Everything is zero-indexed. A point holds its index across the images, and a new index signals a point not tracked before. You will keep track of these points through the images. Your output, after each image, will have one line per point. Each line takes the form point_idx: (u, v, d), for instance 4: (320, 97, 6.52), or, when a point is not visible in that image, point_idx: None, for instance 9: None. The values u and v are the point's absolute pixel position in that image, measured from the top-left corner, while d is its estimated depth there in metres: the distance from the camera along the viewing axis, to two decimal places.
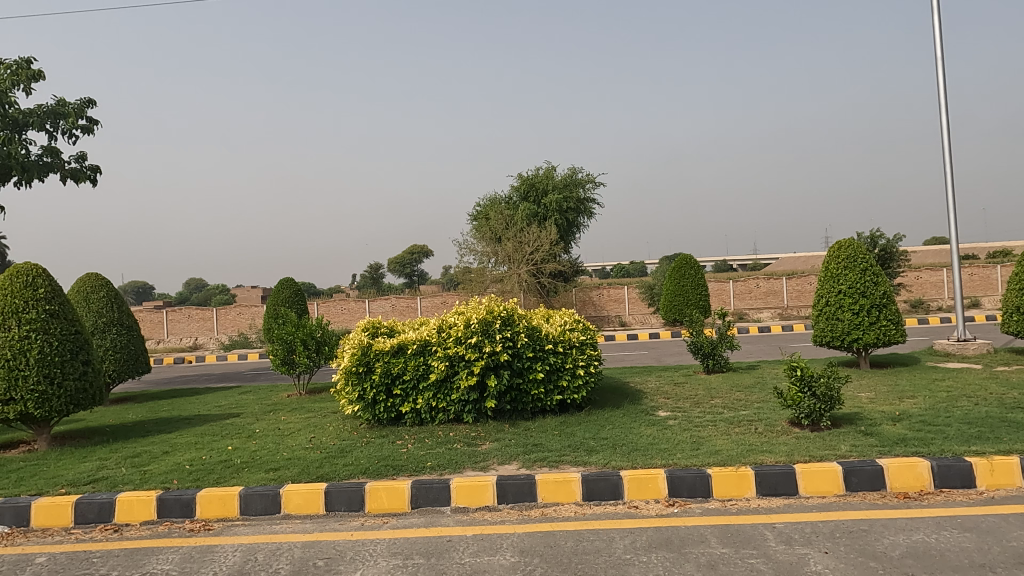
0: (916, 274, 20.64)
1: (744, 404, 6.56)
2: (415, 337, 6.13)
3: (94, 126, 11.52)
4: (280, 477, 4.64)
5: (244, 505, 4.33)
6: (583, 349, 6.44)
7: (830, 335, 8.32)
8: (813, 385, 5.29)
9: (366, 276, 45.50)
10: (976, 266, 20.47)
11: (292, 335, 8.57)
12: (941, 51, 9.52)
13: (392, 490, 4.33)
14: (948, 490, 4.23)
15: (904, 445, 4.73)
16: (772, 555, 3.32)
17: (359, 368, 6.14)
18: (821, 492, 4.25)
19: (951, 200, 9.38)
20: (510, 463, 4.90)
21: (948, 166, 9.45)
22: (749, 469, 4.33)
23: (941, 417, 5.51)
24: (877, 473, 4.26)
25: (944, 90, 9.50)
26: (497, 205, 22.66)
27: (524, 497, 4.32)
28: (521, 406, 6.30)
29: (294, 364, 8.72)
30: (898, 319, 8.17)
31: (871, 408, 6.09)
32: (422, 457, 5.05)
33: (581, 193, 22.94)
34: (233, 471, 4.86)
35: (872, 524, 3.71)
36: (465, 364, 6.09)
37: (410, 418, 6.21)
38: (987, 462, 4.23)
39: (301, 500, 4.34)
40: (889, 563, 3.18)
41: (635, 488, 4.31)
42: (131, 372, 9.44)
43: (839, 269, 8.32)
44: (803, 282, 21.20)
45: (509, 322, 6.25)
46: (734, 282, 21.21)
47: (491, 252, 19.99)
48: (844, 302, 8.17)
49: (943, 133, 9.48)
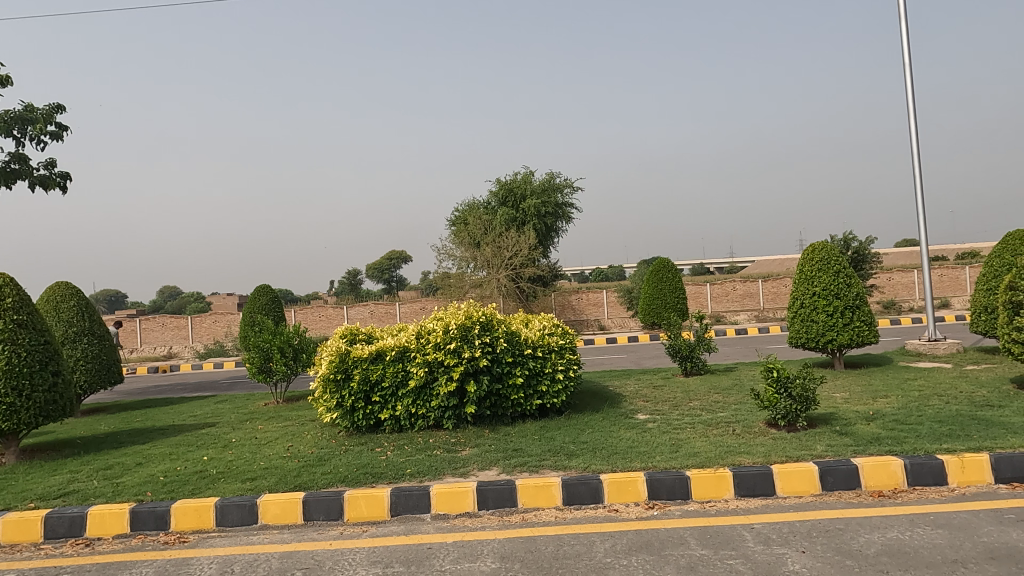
0: (887, 276, 21.10)
1: (722, 406, 6.62)
2: (394, 343, 6.12)
3: (63, 132, 11.26)
4: (257, 488, 4.57)
5: (220, 516, 4.25)
6: (562, 354, 6.48)
7: (805, 337, 8.43)
8: (789, 386, 5.36)
9: (344, 282, 44.99)
10: (945, 268, 20.98)
11: (269, 343, 8.46)
12: (908, 55, 9.75)
13: (371, 498, 4.29)
14: (921, 487, 4.30)
15: (879, 444, 4.80)
16: (751, 556, 3.35)
17: (336, 376, 6.10)
18: (798, 492, 4.30)
19: (921, 202, 9.58)
20: (490, 468, 4.88)
21: (916, 169, 9.65)
22: (727, 471, 4.36)
23: (914, 416, 5.60)
24: (853, 472, 4.32)
25: (911, 96, 9.71)
26: (475, 210, 22.63)
27: (504, 503, 4.31)
28: (501, 411, 6.28)
29: (272, 372, 8.57)
30: (872, 320, 8.30)
31: (846, 408, 6.17)
32: (402, 464, 5.01)
33: (559, 198, 23.00)
34: (209, 482, 4.78)
35: (848, 523, 3.76)
36: (444, 370, 6.07)
37: (389, 425, 6.15)
38: (958, 460, 4.31)
39: (278, 510, 4.27)
40: (865, 561, 3.22)
41: (615, 491, 4.32)
42: (102, 383, 9.24)
43: (814, 272, 8.44)
44: (779, 284, 21.47)
45: (488, 327, 6.25)
46: (711, 285, 21.48)
47: (470, 257, 19.84)
48: (819, 304, 8.29)
49: (911, 135, 9.68)
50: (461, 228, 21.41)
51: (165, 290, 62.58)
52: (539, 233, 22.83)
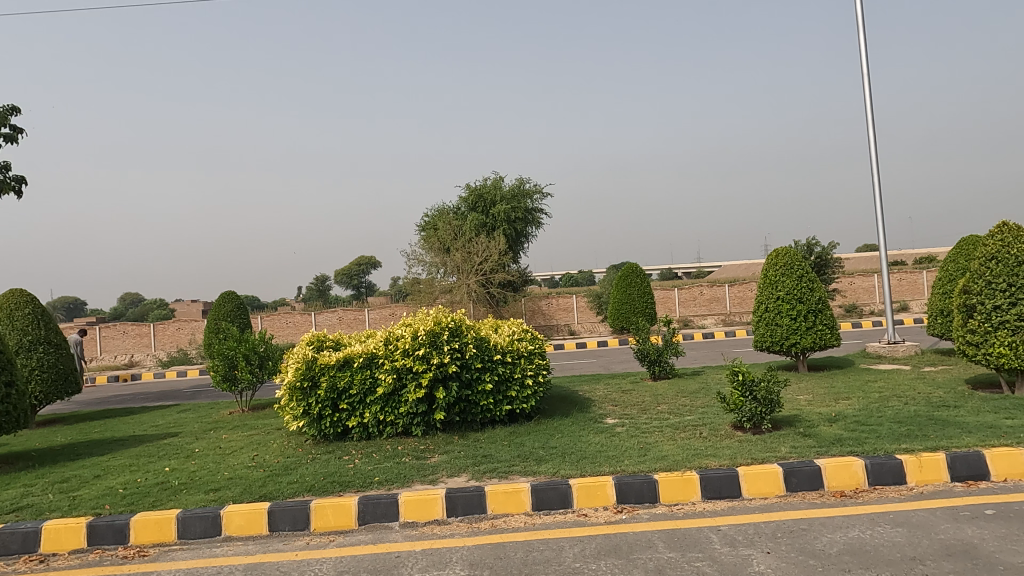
0: (849, 280, 21.64)
1: (689, 409, 6.70)
2: (361, 350, 6.06)
3: (18, 135, 10.93)
4: (221, 499, 4.47)
5: (182, 528, 4.15)
6: (531, 359, 6.49)
7: (770, 340, 8.58)
8: (755, 389, 5.44)
9: (312, 288, 44.44)
10: (903, 272, 21.62)
11: (233, 350, 8.30)
12: (866, 66, 10.04)
13: (338, 507, 4.23)
14: (881, 487, 4.41)
15: (841, 445, 4.91)
16: (717, 558, 3.39)
17: (303, 383, 6.01)
18: (763, 493, 4.37)
19: (880, 208, 9.84)
20: (459, 475, 4.86)
21: (874, 176, 9.92)
22: (694, 473, 4.41)
23: (875, 417, 5.74)
24: (816, 472, 4.41)
25: (870, 105, 9.97)
26: (445, 216, 22.57)
27: (473, 510, 4.29)
28: (470, 417, 6.26)
29: (236, 381, 8.42)
30: (834, 324, 8.49)
31: (810, 410, 6.30)
32: (370, 472, 4.96)
33: (529, 204, 23.05)
34: (171, 493, 4.67)
35: (811, 523, 3.83)
36: (413, 377, 6.02)
37: (357, 433, 6.08)
38: (916, 459, 4.43)
39: (242, 521, 4.18)
40: (828, 561, 3.28)
41: (584, 496, 4.33)
42: (59, 393, 8.95)
43: (778, 277, 8.61)
44: (745, 289, 21.85)
45: (458, 333, 6.22)
46: (679, 290, 21.76)
47: (440, 262, 19.75)
48: (783, 308, 8.45)
49: (870, 142, 9.94)
50: (430, 233, 21.31)
51: (127, 297, 61.14)
52: (509, 239, 22.83)
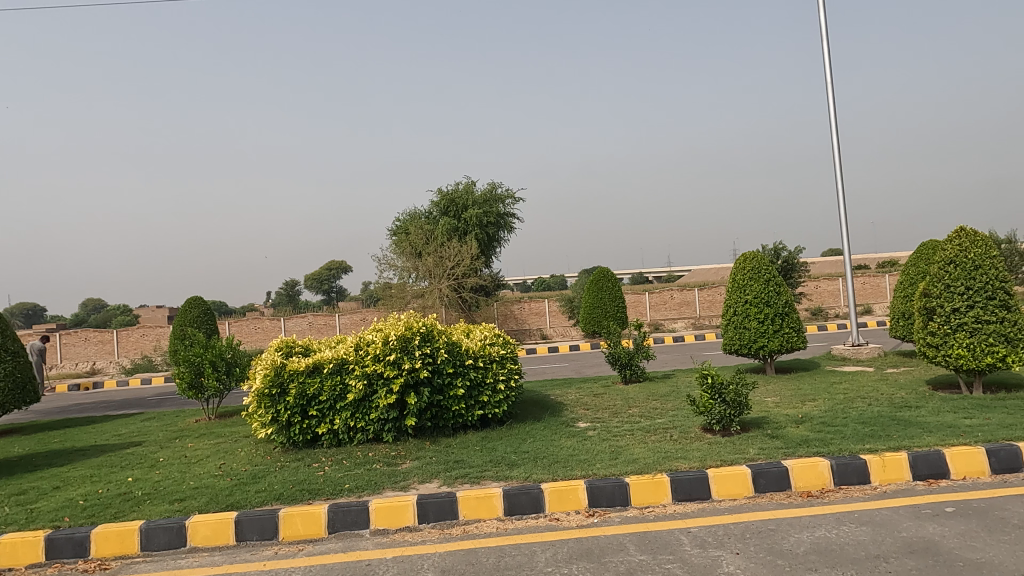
0: (815, 284, 22.08)
1: (660, 412, 6.76)
2: (331, 355, 6.00)
3: None
4: (186, 509, 4.38)
5: (146, 540, 4.05)
6: (503, 364, 6.49)
7: (739, 343, 8.71)
8: (724, 392, 5.52)
9: (282, 294, 43.84)
10: (867, 276, 22.13)
11: (200, 356, 8.14)
12: (829, 74, 10.28)
13: (308, 515, 4.16)
14: (847, 486, 4.49)
15: (807, 446, 5.00)
16: (687, 559, 3.42)
17: (272, 390, 5.91)
18: (732, 494, 4.42)
19: (844, 213, 10.07)
20: (430, 481, 4.82)
21: (838, 183, 10.15)
22: (665, 476, 4.44)
23: (840, 418, 5.86)
24: (784, 473, 4.48)
25: (834, 113, 10.21)
26: (417, 220, 22.47)
27: (445, 516, 4.26)
28: (442, 422, 6.22)
29: (203, 388, 8.26)
30: (800, 327, 8.65)
31: (777, 411, 6.41)
32: (340, 479, 4.90)
33: (501, 208, 23.07)
34: (134, 504, 4.55)
35: (779, 523, 3.89)
36: (383, 383, 5.97)
37: (327, 439, 6.00)
38: (880, 459, 4.53)
39: (208, 531, 4.09)
40: (795, 560, 3.33)
41: (555, 500, 4.33)
42: (16, 403, 8.67)
43: (746, 281, 8.74)
44: (714, 293, 22.14)
45: (429, 338, 6.19)
46: (649, 294, 21.95)
47: (411, 267, 19.61)
48: (751, 312, 8.58)
49: (833, 149, 10.18)
50: (402, 237, 21.17)
51: (90, 303, 59.61)
52: (481, 243, 22.80)
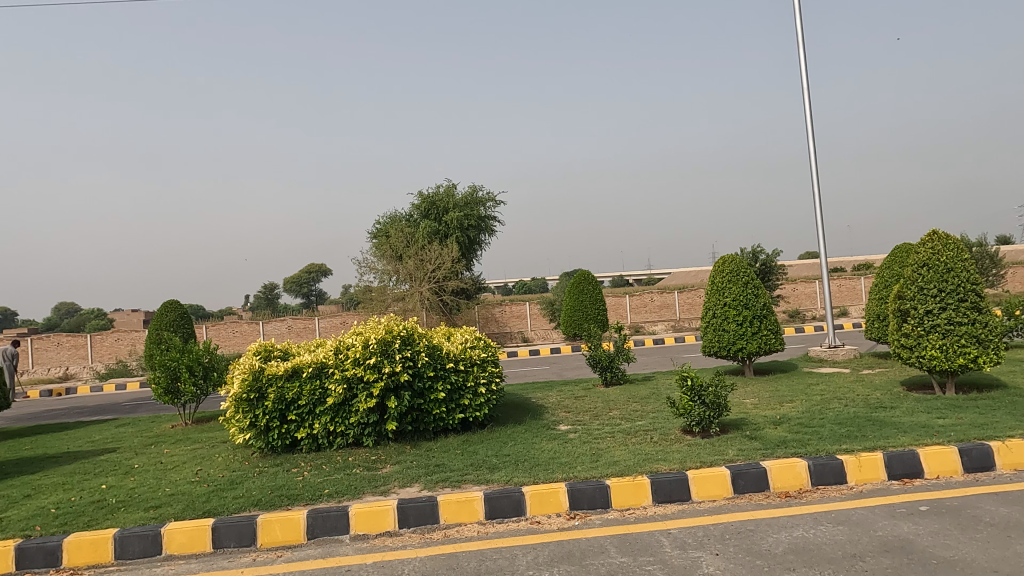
0: (792, 286, 22.37)
1: (640, 414, 6.79)
2: (311, 359, 5.94)
3: None
4: (162, 516, 4.31)
5: (120, 548, 3.98)
6: (484, 367, 6.48)
7: (718, 345, 8.79)
8: (703, 394, 5.56)
9: (260, 297, 43.39)
10: (843, 279, 22.48)
11: (177, 361, 8.05)
12: (806, 79, 10.43)
13: (287, 521, 4.12)
14: (824, 486, 4.55)
15: (785, 447, 5.06)
16: (668, 561, 3.44)
17: (250, 395, 5.85)
18: (712, 495, 4.46)
19: (820, 217, 10.21)
20: (411, 485, 4.80)
21: (815, 187, 10.29)
22: (646, 478, 4.46)
23: (817, 419, 5.93)
24: (762, 474, 4.52)
25: (810, 118, 10.36)
26: (398, 223, 22.38)
27: (426, 520, 4.24)
28: (422, 426, 6.20)
29: (180, 393, 8.14)
30: (778, 329, 8.75)
31: (755, 413, 6.47)
32: (320, 485, 4.85)
33: (482, 211, 23.07)
34: (108, 512, 4.47)
35: (758, 523, 3.93)
36: (363, 387, 5.93)
37: (306, 444, 5.94)
38: (856, 459, 4.60)
39: (185, 539, 4.03)
40: (773, 560, 3.36)
41: (536, 503, 4.33)
42: None
43: (724, 283, 8.82)
44: (694, 295, 22.33)
45: (409, 341, 6.16)
46: (630, 296, 22.08)
47: (392, 270, 19.52)
48: (729, 314, 8.66)
49: (810, 154, 10.32)
50: (382, 240, 21.07)
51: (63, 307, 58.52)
52: (462, 246, 22.75)
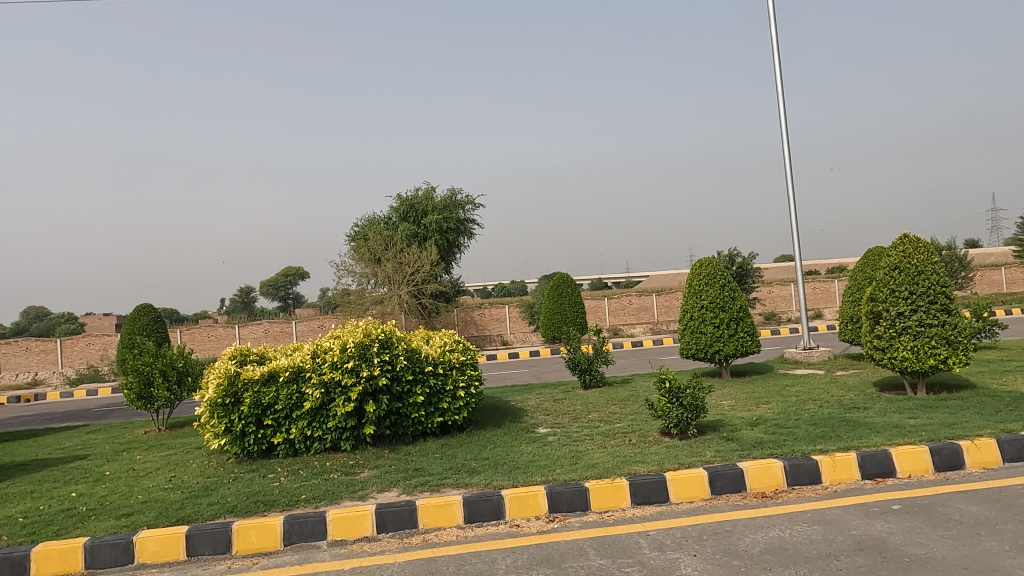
0: (768, 289, 22.66)
1: (619, 416, 6.82)
2: (287, 364, 5.88)
3: None
4: (134, 524, 4.22)
5: (90, 557, 3.89)
6: (463, 370, 6.45)
7: (695, 348, 8.86)
8: (681, 396, 5.60)
9: (236, 301, 42.83)
10: (817, 281, 22.84)
11: (150, 366, 7.89)
12: (780, 85, 10.59)
13: (262, 527, 4.06)
14: (799, 487, 4.61)
15: (761, 448, 5.11)
16: (646, 562, 3.45)
17: (225, 400, 5.77)
18: (690, 497, 4.49)
19: (795, 220, 10.35)
20: (389, 490, 4.76)
21: (790, 191, 10.44)
22: (624, 480, 4.48)
23: (792, 420, 6.01)
24: (739, 475, 4.56)
25: (784, 123, 10.52)
26: (376, 226, 22.26)
27: (404, 525, 4.21)
28: (401, 430, 6.15)
29: (153, 399, 7.99)
30: (754, 331, 8.85)
31: (732, 414, 6.54)
32: (297, 490, 4.80)
33: (461, 214, 23.05)
34: (77, 521, 4.37)
35: (735, 524, 3.96)
36: (341, 391, 5.88)
37: (283, 449, 5.87)
38: (830, 459, 4.66)
39: (158, 547, 3.96)
40: (750, 560, 3.39)
41: (516, 506, 4.32)
42: None
43: (702, 286, 8.89)
44: (671, 298, 22.51)
45: (388, 345, 6.12)
46: (608, 299, 22.20)
47: (370, 273, 19.40)
48: (706, 317, 8.74)
49: (785, 158, 10.47)
50: (360, 243, 20.93)
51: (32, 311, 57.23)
52: (441, 249, 22.70)
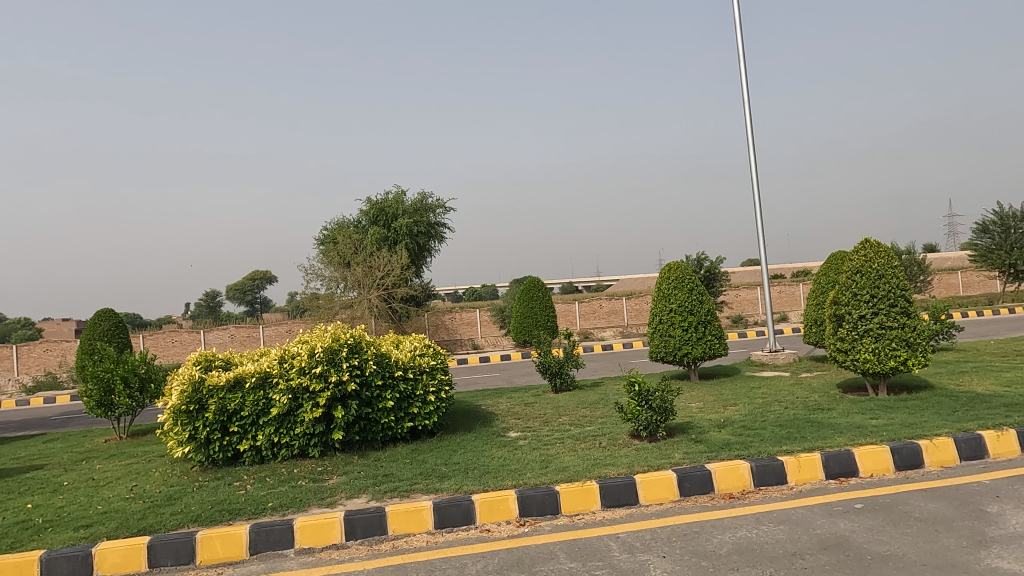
0: (735, 292, 23.02)
1: (589, 419, 6.86)
2: (254, 369, 5.78)
3: None
4: (93, 535, 4.10)
5: (47, 570, 3.77)
6: (433, 375, 6.42)
7: (665, 350, 8.96)
8: (650, 399, 5.66)
9: (201, 305, 41.99)
10: (783, 285, 23.27)
11: (110, 372, 7.68)
12: (746, 92, 10.80)
13: (227, 536, 3.99)
14: (765, 487, 4.68)
15: (729, 449, 5.18)
16: (616, 565, 3.47)
17: (189, 407, 5.64)
18: (659, 498, 4.53)
19: (761, 225, 10.54)
20: (358, 496, 4.71)
21: (755, 196, 10.63)
22: (594, 483, 4.50)
23: (759, 421, 6.10)
24: (707, 476, 4.62)
25: (750, 130, 10.72)
26: (346, 229, 22.04)
27: (373, 531, 4.17)
28: (370, 436, 6.09)
29: (114, 406, 7.79)
30: (721, 334, 8.97)
31: (700, 417, 6.61)
32: (264, 498, 4.71)
33: (431, 218, 22.96)
34: (33, 533, 4.23)
35: (703, 525, 4.01)
36: (309, 396, 5.81)
37: (249, 456, 5.76)
38: (795, 459, 4.75)
39: (118, 558, 3.85)
40: (717, 561, 3.43)
41: (486, 511, 4.31)
42: None
43: (670, 290, 8.99)
44: (641, 302, 22.72)
45: (357, 350, 6.06)
46: (579, 303, 22.31)
47: (339, 277, 19.19)
48: (675, 320, 8.84)
49: (750, 165, 10.67)
50: (329, 247, 20.69)
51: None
52: (411, 253, 22.58)
